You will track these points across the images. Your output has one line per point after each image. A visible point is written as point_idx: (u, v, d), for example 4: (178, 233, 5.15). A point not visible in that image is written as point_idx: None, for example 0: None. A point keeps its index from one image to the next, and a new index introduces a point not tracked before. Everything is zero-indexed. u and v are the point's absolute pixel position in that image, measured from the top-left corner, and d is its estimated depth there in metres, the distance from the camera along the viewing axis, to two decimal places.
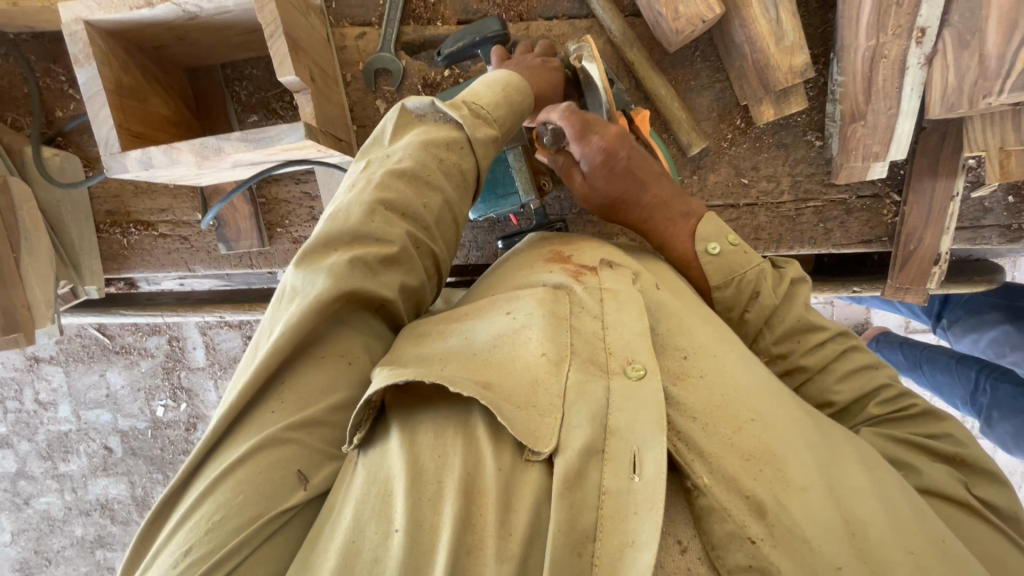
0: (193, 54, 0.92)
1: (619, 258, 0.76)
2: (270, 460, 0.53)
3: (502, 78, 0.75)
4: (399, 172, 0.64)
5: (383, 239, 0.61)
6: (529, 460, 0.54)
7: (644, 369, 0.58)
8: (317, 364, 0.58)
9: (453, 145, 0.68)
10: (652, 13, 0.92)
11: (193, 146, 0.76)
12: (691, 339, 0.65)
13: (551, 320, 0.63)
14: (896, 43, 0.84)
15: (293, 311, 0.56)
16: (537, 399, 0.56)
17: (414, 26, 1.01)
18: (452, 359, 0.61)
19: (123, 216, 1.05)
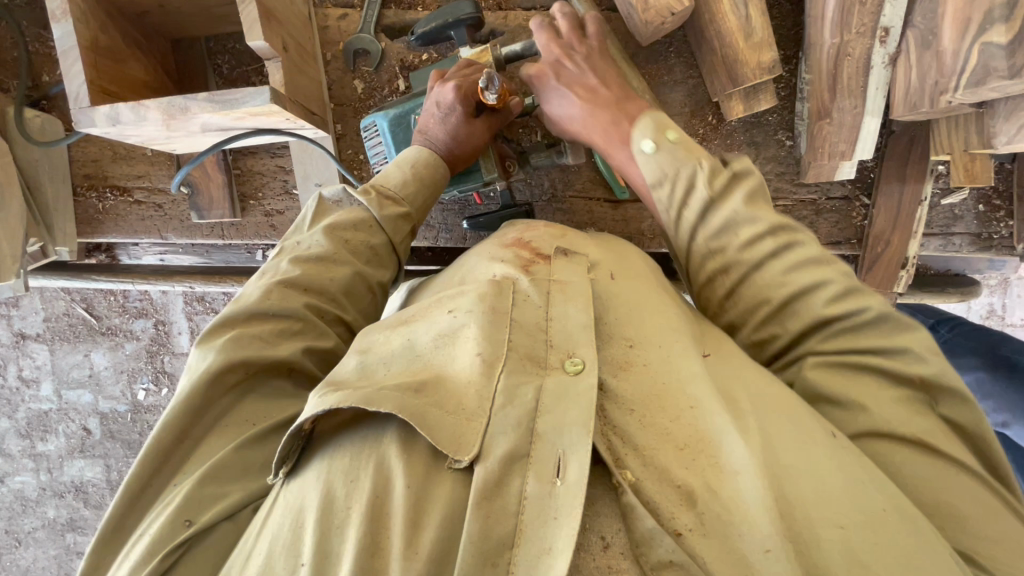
0: (175, 24, 0.94)
1: (581, 248, 0.78)
2: (167, 515, 0.59)
3: (412, 156, 0.82)
4: (305, 256, 0.73)
5: (280, 314, 0.69)
6: (451, 468, 0.57)
7: (581, 363, 0.61)
8: (222, 432, 0.65)
9: (360, 225, 0.78)
10: (625, 4, 0.93)
11: (161, 104, 0.78)
12: (635, 324, 0.68)
13: (490, 314, 0.67)
14: (861, 41, 0.86)
15: (188, 390, 0.64)
16: (466, 406, 0.59)
17: (395, 11, 1.03)
18: (393, 364, 0.66)
19: (101, 180, 1.07)
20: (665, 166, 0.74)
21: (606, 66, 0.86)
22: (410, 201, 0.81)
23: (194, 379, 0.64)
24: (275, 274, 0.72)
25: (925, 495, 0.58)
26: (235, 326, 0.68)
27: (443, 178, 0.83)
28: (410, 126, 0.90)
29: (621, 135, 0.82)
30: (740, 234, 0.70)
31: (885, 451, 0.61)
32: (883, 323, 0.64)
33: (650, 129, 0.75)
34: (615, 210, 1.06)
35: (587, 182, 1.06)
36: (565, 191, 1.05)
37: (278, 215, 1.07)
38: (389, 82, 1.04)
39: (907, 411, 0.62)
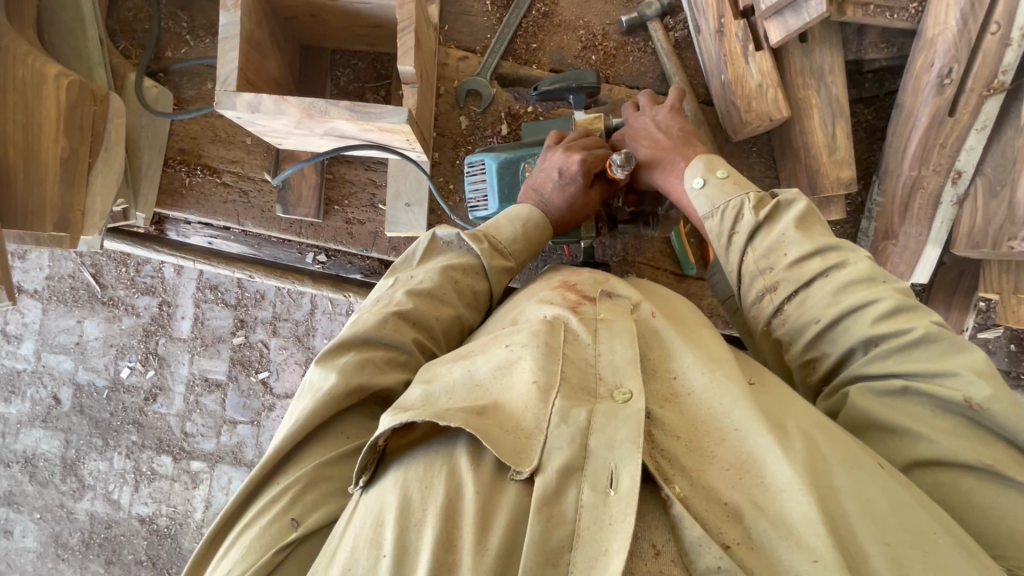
0: (315, 32, 1.01)
1: (621, 289, 0.77)
2: (271, 515, 0.60)
3: (524, 213, 0.85)
4: (418, 290, 0.75)
5: (394, 346, 0.71)
6: (512, 478, 0.56)
7: (630, 393, 0.60)
8: (320, 444, 0.65)
9: (469, 269, 0.80)
10: (725, 101, 1.02)
11: (302, 103, 0.81)
12: (680, 359, 0.66)
13: (545, 351, 0.65)
14: (935, 178, 0.95)
15: (308, 406, 0.65)
16: (522, 425, 0.59)
17: (512, 63, 1.11)
18: (455, 391, 0.65)
19: (194, 157, 1.09)
20: (716, 196, 0.79)
21: (673, 119, 0.91)
22: (516, 256, 0.84)
23: (314, 396, 0.66)
24: (389, 304, 0.74)
25: (983, 522, 0.56)
26: (352, 350, 0.69)
27: (546, 242, 0.87)
28: (518, 172, 0.95)
29: (678, 170, 0.86)
30: (788, 253, 0.72)
31: (947, 474, 0.59)
32: (932, 343, 0.62)
33: (701, 168, 0.82)
34: (679, 283, 1.11)
35: (658, 253, 1.11)
36: (636, 257, 1.11)
37: (359, 224, 1.10)
38: (492, 123, 1.10)
39: (962, 438, 0.59)
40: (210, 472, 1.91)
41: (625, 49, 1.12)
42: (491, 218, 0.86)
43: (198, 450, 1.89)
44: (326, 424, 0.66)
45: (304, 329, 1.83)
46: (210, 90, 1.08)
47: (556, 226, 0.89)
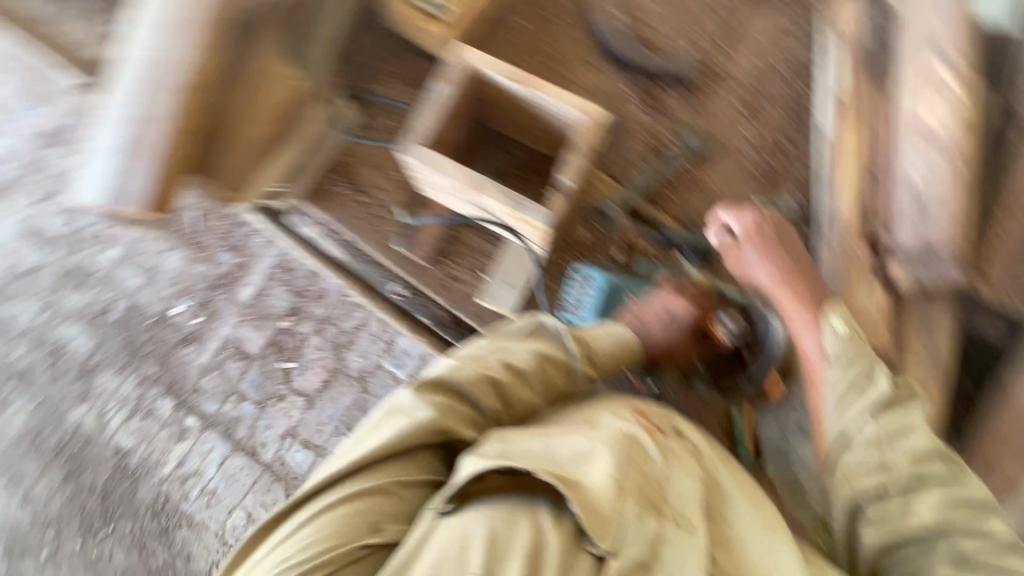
0: (497, 117, 1.15)
1: (685, 427, 0.87)
2: (357, 510, 0.78)
3: (622, 337, 0.99)
4: (512, 366, 0.90)
5: (476, 404, 0.87)
6: (586, 550, 0.70)
7: (689, 523, 0.72)
8: (396, 465, 0.82)
9: (557, 362, 0.93)
10: None
11: (470, 175, 0.93)
12: (731, 510, 0.77)
13: (625, 459, 0.75)
14: None
15: (394, 432, 0.81)
16: (603, 515, 0.69)
17: (647, 201, 1.21)
18: (535, 460, 0.73)
19: (350, 171, 1.23)
20: (847, 347, 0.92)
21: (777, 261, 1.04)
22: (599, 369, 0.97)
23: (403, 425, 0.81)
24: (484, 368, 0.88)
25: None
26: (442, 397, 0.85)
27: (631, 363, 1.01)
28: (618, 295, 1.11)
29: (813, 330, 1.00)
30: None
31: None
32: None
33: (830, 314, 0.96)
34: None
35: (714, 424, 1.11)
36: (692, 418, 1.12)
37: (457, 282, 1.18)
38: (609, 244, 1.18)
39: None
40: (197, 434, 1.91)
41: None
42: (590, 328, 0.98)
43: (199, 408, 1.91)
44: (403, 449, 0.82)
45: (346, 341, 1.91)
46: (391, 125, 1.25)
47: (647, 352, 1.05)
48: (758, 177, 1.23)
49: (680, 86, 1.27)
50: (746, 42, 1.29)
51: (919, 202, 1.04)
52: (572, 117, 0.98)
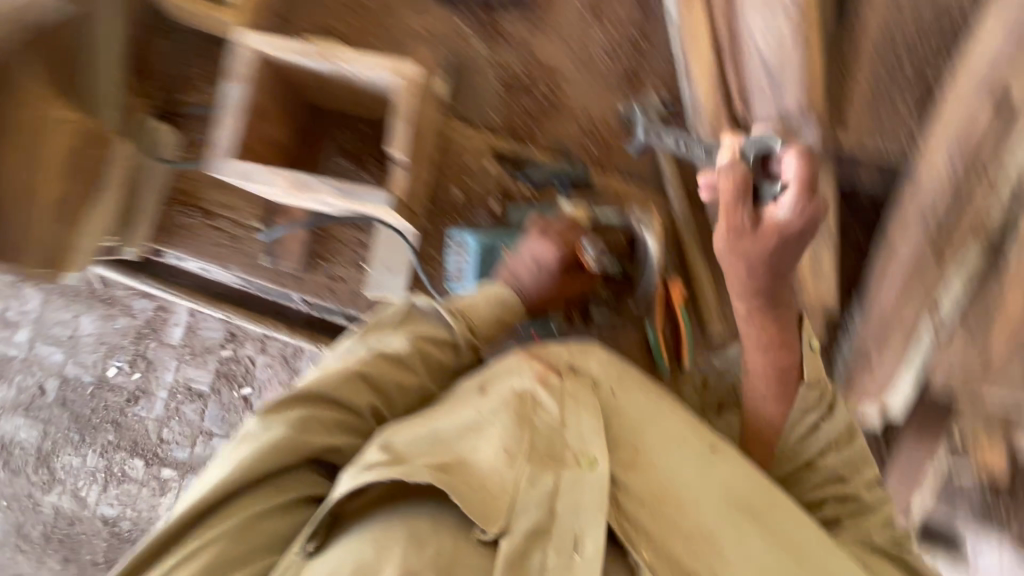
0: (322, 98, 1.03)
1: (587, 355, 0.81)
2: (210, 557, 0.61)
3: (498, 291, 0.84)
4: (387, 354, 0.74)
5: (348, 406, 0.70)
6: (477, 539, 0.62)
7: (596, 461, 0.67)
8: (256, 494, 0.65)
9: (438, 342, 0.79)
10: (713, 207, 1.05)
11: (292, 176, 0.84)
12: (648, 435, 0.73)
13: (515, 421, 0.70)
14: (911, 313, 0.97)
15: (250, 456, 0.65)
16: (490, 485, 0.64)
17: (511, 142, 1.15)
18: (416, 444, 0.68)
19: (191, 198, 1.12)
20: None
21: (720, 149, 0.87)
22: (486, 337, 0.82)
23: (252, 450, 0.65)
24: (355, 358, 0.74)
25: None
26: (303, 406, 0.69)
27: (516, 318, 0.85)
28: (495, 252, 1.02)
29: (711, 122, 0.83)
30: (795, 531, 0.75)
31: None
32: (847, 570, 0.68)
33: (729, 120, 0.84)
34: None
35: None
36: None
37: (340, 281, 1.12)
38: (483, 198, 1.12)
39: None
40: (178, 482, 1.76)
41: (625, 141, 1.14)
42: (467, 293, 0.84)
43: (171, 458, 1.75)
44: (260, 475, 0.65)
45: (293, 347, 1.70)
46: None
47: (535, 305, 0.88)
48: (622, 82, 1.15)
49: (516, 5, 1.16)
50: None
51: (771, 72, 0.97)
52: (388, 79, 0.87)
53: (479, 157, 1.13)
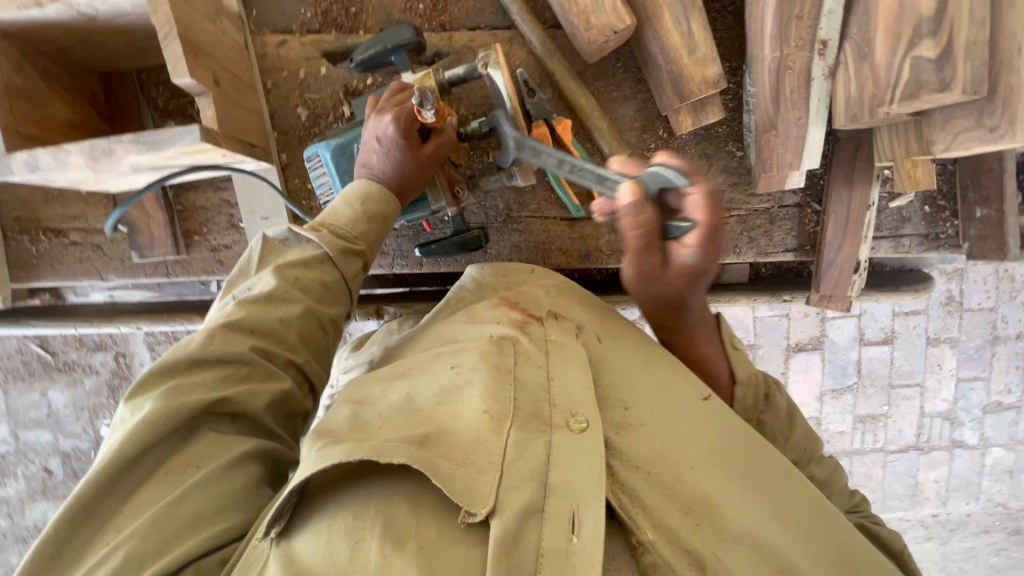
0: (102, 58, 0.90)
1: (567, 311, 0.81)
2: (127, 548, 0.58)
3: (359, 191, 0.79)
4: (253, 297, 0.72)
5: (228, 358, 0.68)
6: (463, 521, 0.54)
7: (586, 422, 0.61)
8: (161, 476, 0.62)
9: (311, 262, 0.76)
10: (565, 22, 0.93)
11: (83, 147, 0.74)
12: (632, 392, 0.70)
13: (492, 373, 0.67)
14: (800, 55, 0.88)
15: (123, 439, 0.62)
16: (476, 457, 0.58)
17: (336, 35, 1.00)
18: (389, 418, 0.65)
19: (33, 223, 1.01)
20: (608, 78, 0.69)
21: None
22: (363, 240, 0.79)
23: (128, 430, 0.63)
24: (222, 314, 0.72)
25: None
26: (175, 376, 0.66)
27: (393, 213, 0.80)
28: (354, 154, 0.87)
29: None
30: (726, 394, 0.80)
31: None
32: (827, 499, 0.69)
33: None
34: (571, 227, 1.05)
35: (543, 202, 1.04)
36: (520, 211, 1.04)
37: (225, 249, 1.03)
38: (332, 108, 1.01)
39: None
40: None
41: None
42: (328, 205, 0.81)
43: None
44: (150, 453, 0.62)
45: None
46: None
47: (403, 196, 0.81)
48: None
49: None
50: None
51: None
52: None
53: (309, 65, 1.01)
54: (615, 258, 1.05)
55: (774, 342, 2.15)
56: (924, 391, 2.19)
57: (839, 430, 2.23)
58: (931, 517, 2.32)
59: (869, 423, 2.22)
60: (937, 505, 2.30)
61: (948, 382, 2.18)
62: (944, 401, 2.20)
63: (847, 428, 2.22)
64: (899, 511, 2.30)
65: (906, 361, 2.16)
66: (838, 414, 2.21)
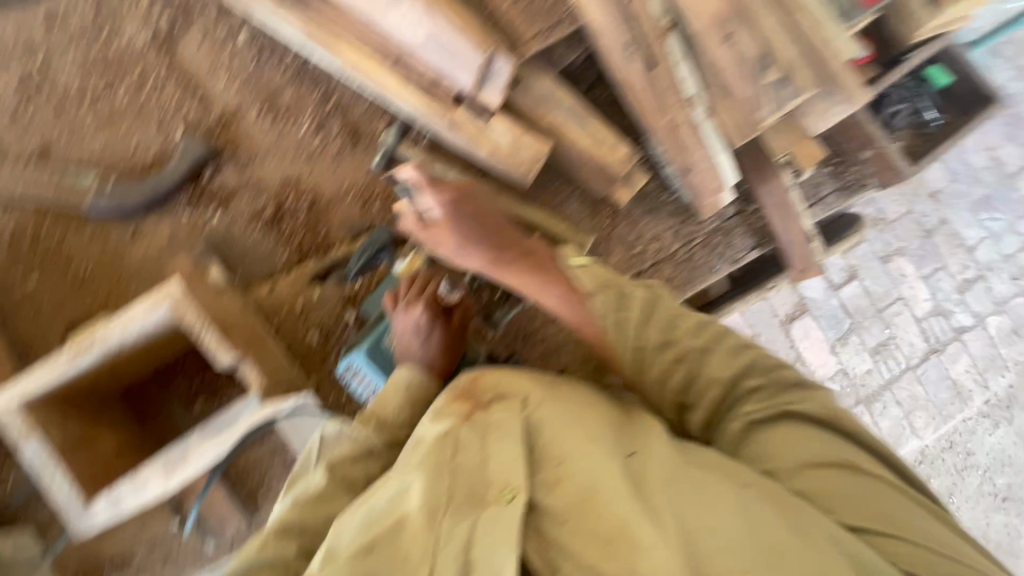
0: (125, 379, 0.97)
1: (516, 381, 0.77)
2: None
3: (405, 378, 0.83)
4: (306, 499, 0.73)
5: (279, 560, 0.68)
6: None
7: (512, 492, 0.62)
8: None
9: (357, 457, 0.77)
10: (500, 168, 1.12)
11: (158, 462, 0.83)
12: (563, 442, 0.68)
13: (434, 468, 0.66)
14: (681, 113, 1.08)
15: None
16: (408, 552, 0.61)
17: (315, 261, 1.12)
18: (351, 534, 0.65)
19: (95, 563, 1.01)
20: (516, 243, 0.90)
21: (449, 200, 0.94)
22: (406, 424, 0.81)
23: None
24: (272, 521, 0.73)
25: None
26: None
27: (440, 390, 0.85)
28: (385, 351, 0.96)
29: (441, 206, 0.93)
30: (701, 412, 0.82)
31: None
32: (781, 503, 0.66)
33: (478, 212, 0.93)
34: None
35: None
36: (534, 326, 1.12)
37: None
38: (338, 320, 1.10)
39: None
40: None
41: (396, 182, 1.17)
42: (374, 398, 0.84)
43: None
44: None
45: None
46: None
47: (439, 372, 0.87)
48: (348, 142, 1.16)
49: (210, 163, 1.13)
50: (206, 72, 1.14)
51: (438, 42, 1.01)
52: (163, 316, 0.84)
53: (302, 295, 1.10)
54: None
55: (767, 324, 2.31)
56: (906, 300, 2.36)
57: (865, 370, 2.34)
58: (986, 406, 2.40)
59: (884, 351, 2.35)
60: (983, 392, 2.40)
61: (919, 284, 2.36)
62: (927, 301, 2.36)
63: (869, 365, 2.34)
64: (958, 416, 2.38)
65: (875, 284, 2.35)
66: (855, 357, 2.34)
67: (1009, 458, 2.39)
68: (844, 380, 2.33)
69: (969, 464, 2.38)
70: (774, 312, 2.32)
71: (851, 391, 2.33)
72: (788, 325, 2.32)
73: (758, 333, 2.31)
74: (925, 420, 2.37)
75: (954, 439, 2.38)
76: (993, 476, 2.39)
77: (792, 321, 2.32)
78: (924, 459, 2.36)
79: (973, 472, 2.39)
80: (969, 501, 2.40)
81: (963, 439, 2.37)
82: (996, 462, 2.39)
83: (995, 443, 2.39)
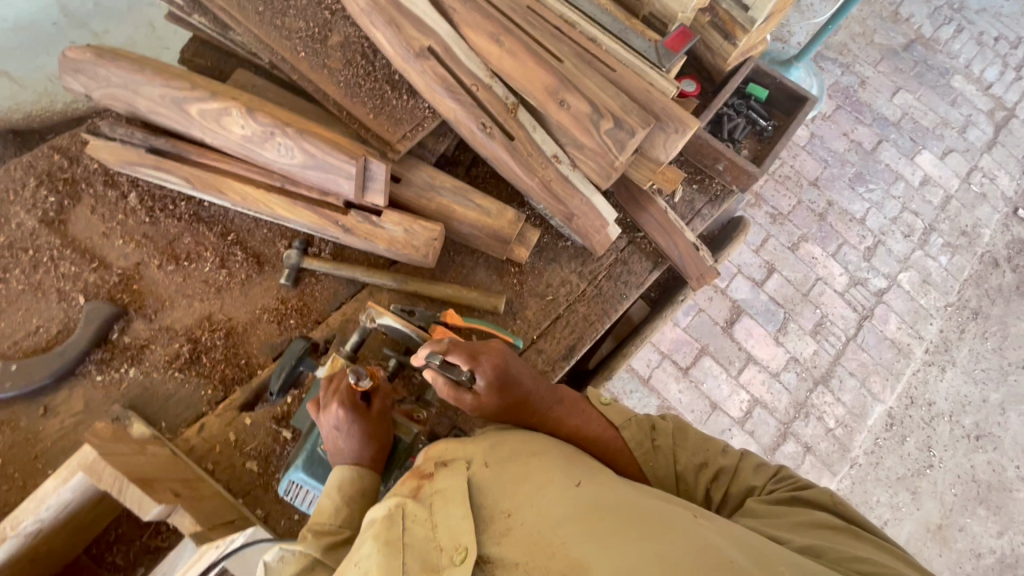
0: (53, 562, 0.93)
1: (459, 449, 0.82)
2: None
3: (334, 480, 0.84)
4: None
5: None
6: None
7: (466, 552, 0.66)
8: None
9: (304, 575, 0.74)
10: (401, 257, 1.19)
11: None
12: (510, 497, 0.72)
13: (387, 547, 0.67)
14: (548, 170, 1.21)
15: None
16: None
17: (241, 388, 1.13)
18: None
19: None
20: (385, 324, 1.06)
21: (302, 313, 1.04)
22: (349, 525, 0.81)
23: None
24: None
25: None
26: None
27: (371, 483, 0.86)
28: (319, 458, 0.96)
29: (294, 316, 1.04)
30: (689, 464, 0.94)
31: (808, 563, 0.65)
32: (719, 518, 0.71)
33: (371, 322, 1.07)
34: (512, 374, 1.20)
35: None
36: None
37: None
38: (275, 440, 1.09)
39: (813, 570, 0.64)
40: None
41: (309, 293, 1.22)
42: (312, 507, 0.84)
43: None
44: None
45: None
46: None
47: (369, 464, 0.88)
48: (255, 269, 1.21)
49: (118, 321, 1.14)
50: (103, 238, 1.19)
51: (314, 162, 1.10)
52: (76, 484, 0.82)
53: (234, 426, 1.09)
54: (558, 368, 1.25)
55: (710, 333, 2.36)
56: (825, 279, 2.46)
57: (812, 351, 2.39)
58: (927, 355, 2.45)
59: (823, 329, 2.41)
60: (920, 343, 2.45)
61: (830, 262, 2.48)
62: (842, 276, 2.47)
63: (814, 347, 2.39)
64: (907, 372, 2.41)
65: (793, 271, 2.46)
66: (798, 342, 2.39)
67: (968, 399, 2.43)
68: (796, 368, 2.36)
69: (934, 414, 2.40)
70: (714, 321, 2.38)
71: (802, 379, 2.35)
72: (730, 326, 2.38)
73: (705, 343, 2.35)
74: (881, 384, 2.39)
75: (911, 393, 2.40)
76: (959, 421, 2.40)
77: (731, 325, 2.38)
78: (894, 421, 2.36)
79: (942, 421, 2.40)
80: (949, 449, 2.37)
81: (919, 392, 2.40)
82: (957, 406, 2.42)
83: (949, 387, 2.43)
